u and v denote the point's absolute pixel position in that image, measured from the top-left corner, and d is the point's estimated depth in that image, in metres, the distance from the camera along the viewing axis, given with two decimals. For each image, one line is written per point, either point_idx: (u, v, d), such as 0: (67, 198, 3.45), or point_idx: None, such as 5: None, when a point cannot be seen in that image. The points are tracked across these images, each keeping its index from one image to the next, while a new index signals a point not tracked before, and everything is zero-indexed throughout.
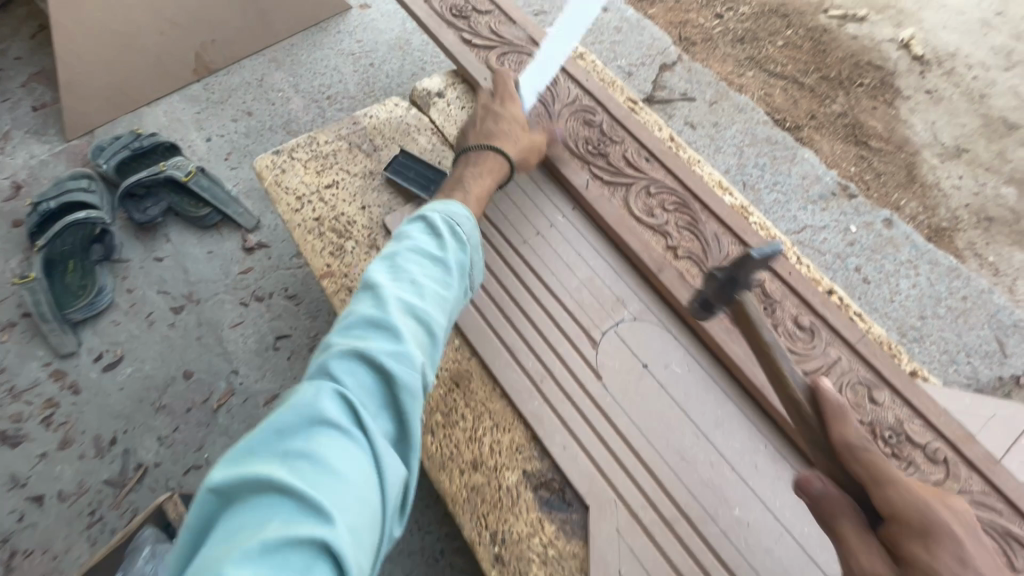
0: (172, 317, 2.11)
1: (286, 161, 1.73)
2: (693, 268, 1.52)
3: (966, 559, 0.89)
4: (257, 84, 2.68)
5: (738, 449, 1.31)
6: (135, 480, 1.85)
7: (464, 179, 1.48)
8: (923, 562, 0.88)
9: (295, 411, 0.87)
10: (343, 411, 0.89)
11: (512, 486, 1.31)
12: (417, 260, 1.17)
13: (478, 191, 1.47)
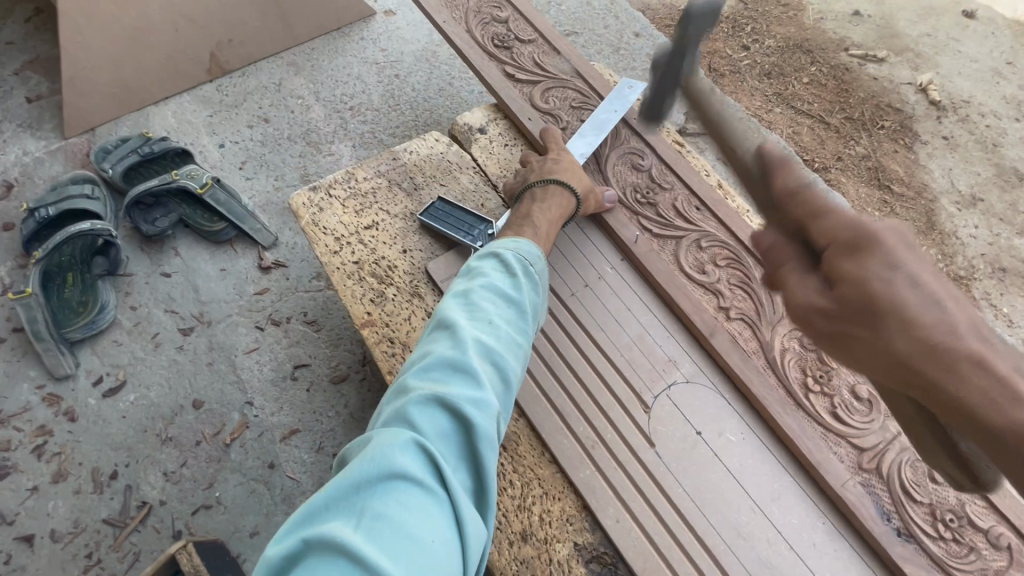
0: (180, 339, 1.97)
1: (324, 199, 1.61)
2: (745, 331, 1.48)
3: (894, 254, 0.80)
4: (274, 89, 2.54)
5: (795, 525, 1.27)
6: (138, 519, 1.70)
7: (531, 215, 1.44)
8: (826, 237, 0.85)
9: (374, 462, 0.77)
10: (420, 466, 0.79)
11: (563, 559, 1.24)
12: (492, 297, 1.09)
13: (547, 226, 1.43)
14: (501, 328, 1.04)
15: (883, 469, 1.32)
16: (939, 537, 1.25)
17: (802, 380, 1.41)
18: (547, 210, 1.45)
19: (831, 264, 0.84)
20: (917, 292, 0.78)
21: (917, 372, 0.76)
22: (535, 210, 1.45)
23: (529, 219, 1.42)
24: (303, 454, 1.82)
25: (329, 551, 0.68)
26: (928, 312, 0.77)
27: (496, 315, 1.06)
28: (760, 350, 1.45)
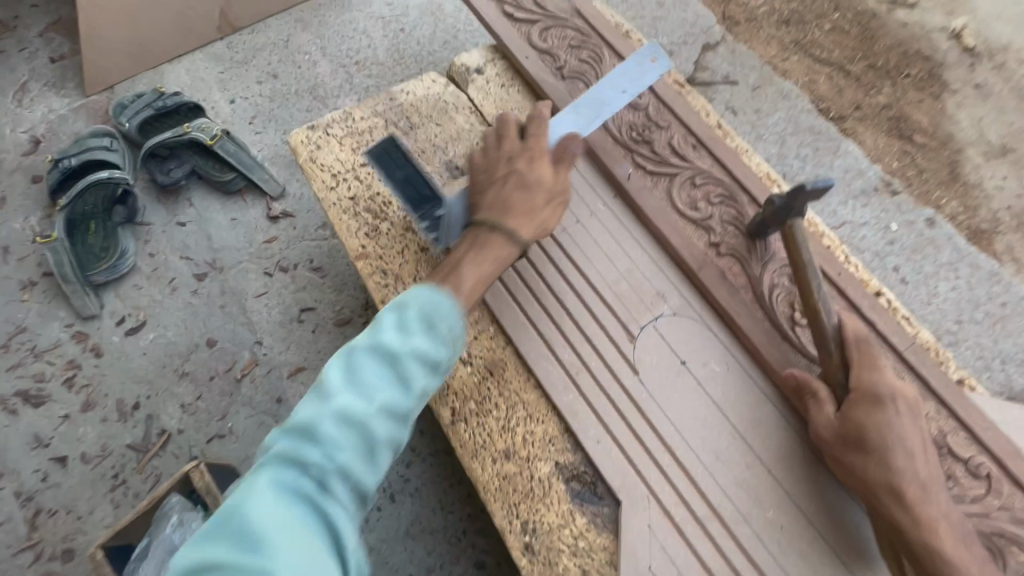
0: (195, 283, 2.08)
1: (321, 137, 1.65)
2: (735, 266, 1.45)
3: (903, 435, 1.15)
4: (283, 45, 2.58)
5: (774, 450, 1.28)
6: (158, 446, 1.85)
7: (460, 261, 1.26)
8: (858, 419, 1.18)
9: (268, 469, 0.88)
10: (300, 481, 0.87)
11: (544, 477, 1.28)
12: (419, 338, 1.02)
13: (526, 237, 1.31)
14: (415, 375, 0.99)
15: None
16: None
17: (790, 315, 1.39)
18: (484, 260, 1.27)
19: (852, 411, 1.20)
20: (904, 448, 1.15)
21: (880, 500, 1.14)
22: (465, 258, 1.26)
23: (455, 270, 1.24)
24: (309, 390, 1.92)
25: (212, 542, 0.80)
26: (907, 477, 1.13)
27: (415, 358, 1.00)
28: (749, 285, 1.42)
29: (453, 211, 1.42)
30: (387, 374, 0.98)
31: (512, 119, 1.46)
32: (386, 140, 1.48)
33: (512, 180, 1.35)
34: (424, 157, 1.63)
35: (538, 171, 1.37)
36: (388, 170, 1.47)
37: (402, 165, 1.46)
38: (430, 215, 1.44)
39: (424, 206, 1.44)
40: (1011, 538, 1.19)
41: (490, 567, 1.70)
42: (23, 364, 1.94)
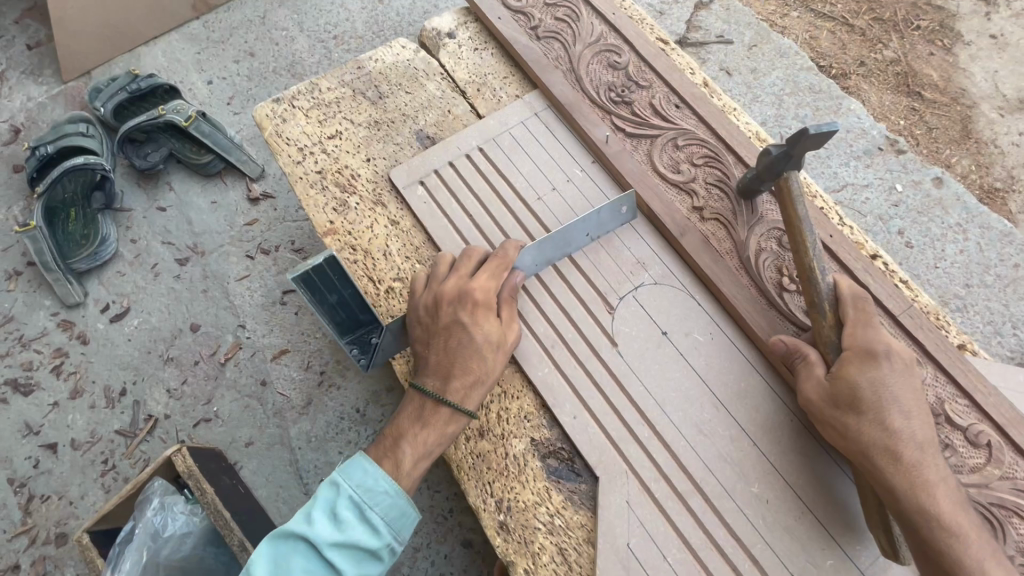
0: (177, 269, 2.06)
1: (287, 110, 1.60)
2: (719, 231, 1.37)
3: (896, 395, 1.06)
4: (259, 22, 2.51)
5: (760, 422, 1.20)
6: (146, 431, 1.85)
7: (402, 437, 1.13)
8: (852, 377, 1.08)
9: None
10: None
11: (518, 454, 1.23)
12: (387, 490, 1.06)
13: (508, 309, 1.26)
14: (382, 533, 1.04)
15: None
16: None
17: (778, 280, 1.30)
18: (424, 436, 1.13)
19: (845, 368, 1.10)
20: (900, 408, 1.05)
21: (875, 465, 1.03)
22: (407, 432, 1.13)
23: (396, 446, 1.12)
24: (293, 372, 1.91)
25: None
26: (904, 440, 1.03)
27: (382, 517, 1.05)
28: (733, 250, 1.35)
29: (390, 340, 1.27)
30: (356, 526, 1.02)
31: (479, 250, 1.31)
32: (323, 256, 1.22)
33: (471, 321, 1.20)
34: (394, 128, 1.57)
35: (487, 328, 1.21)
36: (319, 291, 1.22)
37: (335, 285, 1.22)
38: (362, 340, 1.25)
39: (356, 330, 1.25)
40: (1013, 509, 1.11)
41: (477, 545, 1.68)
42: (12, 353, 1.95)
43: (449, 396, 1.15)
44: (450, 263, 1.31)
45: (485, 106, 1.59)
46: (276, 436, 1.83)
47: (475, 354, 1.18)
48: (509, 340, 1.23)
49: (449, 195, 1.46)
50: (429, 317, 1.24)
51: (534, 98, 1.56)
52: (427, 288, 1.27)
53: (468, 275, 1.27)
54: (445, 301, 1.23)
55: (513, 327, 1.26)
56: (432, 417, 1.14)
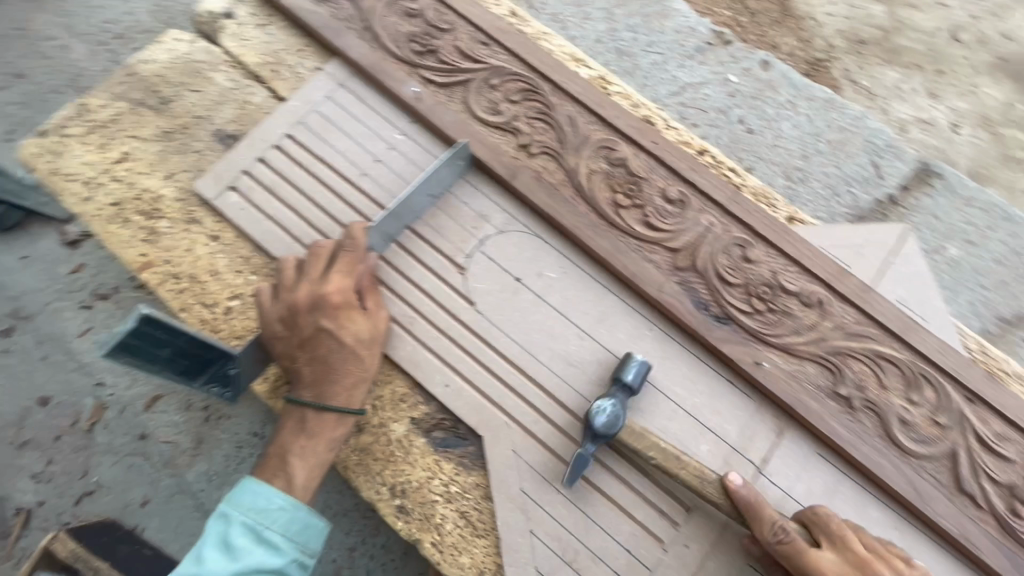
0: (3, 342, 1.80)
1: (58, 141, 1.38)
2: (551, 164, 1.35)
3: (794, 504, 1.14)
4: (19, 36, 2.12)
5: (623, 341, 1.23)
6: (21, 525, 1.66)
7: (289, 453, 1.06)
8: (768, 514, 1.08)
9: None
10: None
11: (401, 437, 1.20)
12: (282, 505, 1.00)
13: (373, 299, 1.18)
14: (284, 549, 0.98)
15: (698, 263, 1.28)
16: (754, 311, 1.25)
17: (613, 199, 1.32)
18: (314, 448, 1.07)
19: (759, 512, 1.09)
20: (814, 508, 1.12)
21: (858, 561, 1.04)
22: (292, 446, 1.07)
23: (284, 464, 1.06)
24: (173, 415, 1.76)
25: None
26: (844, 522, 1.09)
27: (282, 534, 0.99)
28: (567, 179, 1.34)
29: (251, 364, 1.15)
30: (254, 551, 0.97)
31: (327, 244, 1.19)
32: (135, 316, 0.97)
33: (336, 326, 1.12)
34: (189, 133, 1.40)
35: (355, 327, 1.13)
36: (145, 350, 1.02)
37: (164, 339, 1.02)
38: (219, 374, 1.12)
39: (206, 367, 1.10)
40: (848, 352, 1.23)
41: None
42: None
43: (331, 402, 1.09)
44: (296, 267, 1.18)
45: (285, 87, 1.43)
46: (173, 486, 1.71)
47: (350, 356, 1.11)
48: (382, 330, 1.17)
49: (267, 193, 1.33)
50: (284, 329, 1.13)
51: (334, 67, 1.43)
52: (280, 298, 1.15)
53: (321, 276, 1.16)
54: (302, 311, 1.12)
55: (382, 315, 1.19)
56: (318, 426, 1.08)
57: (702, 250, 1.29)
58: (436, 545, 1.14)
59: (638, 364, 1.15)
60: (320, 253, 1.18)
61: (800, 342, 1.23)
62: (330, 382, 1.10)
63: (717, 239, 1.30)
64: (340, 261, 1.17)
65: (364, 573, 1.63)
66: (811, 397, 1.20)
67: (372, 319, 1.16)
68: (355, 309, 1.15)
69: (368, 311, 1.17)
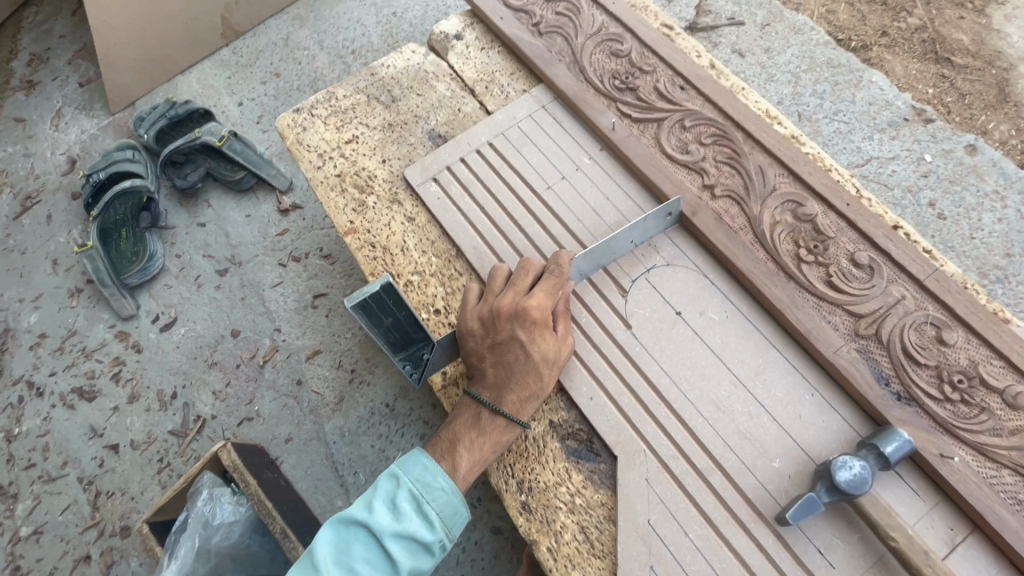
0: (218, 279, 2.20)
1: (307, 119, 1.68)
2: (732, 208, 1.38)
3: None
4: (283, 44, 2.65)
5: (780, 400, 1.19)
6: (195, 430, 1.99)
7: (459, 442, 1.16)
8: None
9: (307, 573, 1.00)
10: None
11: (538, 436, 1.27)
12: (443, 487, 1.08)
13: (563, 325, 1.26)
14: (436, 527, 1.06)
15: (883, 334, 1.21)
16: (944, 399, 1.15)
17: (795, 252, 1.31)
18: (480, 443, 1.15)
19: None
20: None
21: None
22: (464, 437, 1.16)
23: (453, 452, 1.14)
24: (326, 370, 2.01)
25: None
26: None
27: (437, 511, 1.07)
28: (748, 226, 1.35)
29: (440, 354, 1.30)
30: (413, 518, 1.05)
31: (536, 264, 1.30)
32: (380, 282, 1.21)
33: (527, 339, 1.20)
34: (406, 128, 1.64)
35: (543, 346, 1.21)
36: (375, 315, 1.23)
37: (391, 309, 1.23)
38: (415, 356, 1.28)
39: (408, 346, 1.27)
40: None
41: (506, 532, 1.72)
42: (77, 363, 2.13)
43: (504, 407, 1.17)
44: (505, 278, 1.31)
45: (493, 103, 1.64)
46: (312, 431, 1.94)
47: (532, 370, 1.19)
48: (563, 356, 1.24)
49: (461, 189, 1.52)
50: (481, 329, 1.25)
51: (540, 91, 1.61)
52: (483, 303, 1.27)
53: (524, 291, 1.27)
54: (502, 316, 1.23)
55: (568, 343, 1.26)
56: (489, 426, 1.17)
57: (889, 321, 1.22)
58: (551, 551, 1.16)
59: (859, 468, 1.02)
60: (529, 271, 1.29)
61: (998, 444, 1.11)
62: (510, 390, 1.19)
63: (908, 313, 1.22)
64: (544, 281, 1.27)
65: (454, 562, 1.70)
66: (1006, 509, 1.05)
67: (558, 345, 1.24)
68: (547, 330, 1.23)
69: (557, 334, 1.24)
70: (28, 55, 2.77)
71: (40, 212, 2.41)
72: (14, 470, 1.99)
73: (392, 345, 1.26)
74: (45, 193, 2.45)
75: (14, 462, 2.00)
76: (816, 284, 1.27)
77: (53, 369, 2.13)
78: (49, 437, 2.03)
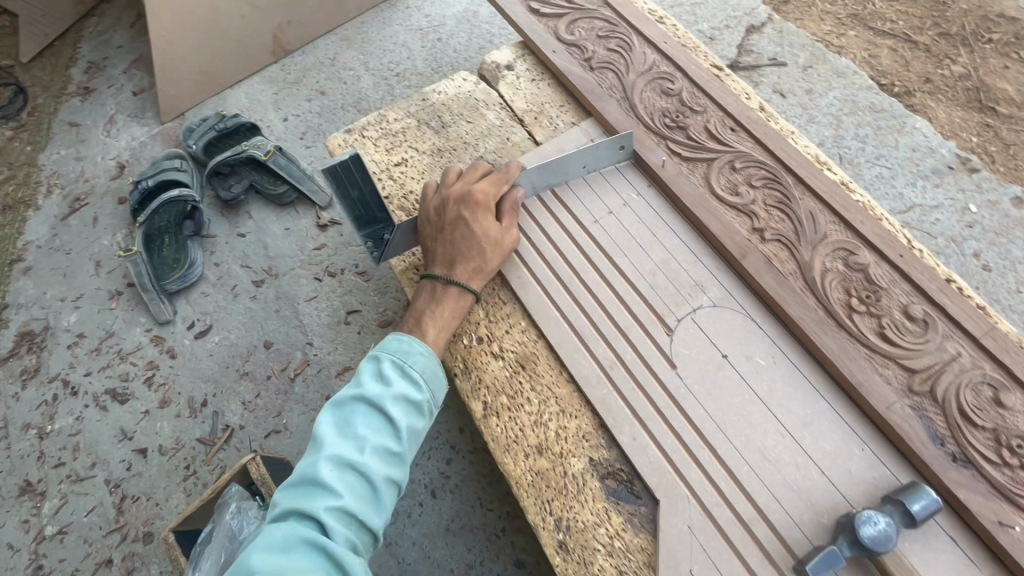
0: (254, 289, 2.24)
1: (357, 140, 1.72)
2: (782, 252, 1.37)
3: None
4: (330, 64, 2.73)
5: (829, 452, 1.17)
6: (223, 439, 2.00)
7: (423, 315, 1.29)
8: None
9: (312, 459, 1.03)
10: (337, 467, 1.02)
11: (577, 473, 1.25)
12: (421, 351, 1.19)
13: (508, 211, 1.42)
14: (422, 385, 1.15)
15: (937, 392, 1.19)
16: (1002, 463, 1.12)
17: (847, 301, 1.30)
18: (441, 314, 1.29)
19: None
20: None
21: None
22: (426, 310, 1.30)
23: (419, 324, 1.27)
24: None
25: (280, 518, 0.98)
26: None
27: (420, 373, 1.16)
28: (798, 271, 1.34)
29: (400, 239, 1.46)
30: (400, 381, 1.13)
31: (484, 165, 1.49)
32: (348, 155, 1.41)
33: (471, 217, 1.36)
34: (455, 154, 1.67)
35: (487, 225, 1.36)
36: (343, 185, 1.40)
37: (357, 182, 1.40)
38: (377, 236, 1.44)
39: (371, 225, 1.43)
40: None
41: (530, 566, 1.70)
42: (112, 364, 2.17)
43: (456, 278, 1.32)
44: (456, 176, 1.47)
45: (542, 133, 1.66)
46: None
47: (477, 244, 1.34)
48: (507, 238, 1.39)
49: None
50: (435, 215, 1.40)
51: (589, 125, 1.63)
52: (438, 193, 1.44)
53: (472, 182, 1.44)
54: (451, 202, 1.39)
55: (513, 231, 1.41)
56: (445, 296, 1.31)
57: (944, 379, 1.20)
58: None
59: (883, 524, 1.01)
60: (476, 169, 1.47)
61: None
62: (461, 263, 1.33)
63: (963, 371, 1.20)
64: (491, 176, 1.45)
65: None
66: None
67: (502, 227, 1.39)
68: (490, 212, 1.38)
69: (501, 219, 1.40)
70: (86, 63, 2.89)
71: (87, 214, 2.48)
72: (44, 468, 2.02)
73: (357, 219, 1.41)
74: (92, 196, 2.53)
75: (44, 460, 2.03)
76: (868, 336, 1.25)
77: (88, 369, 2.17)
78: (80, 437, 2.06)
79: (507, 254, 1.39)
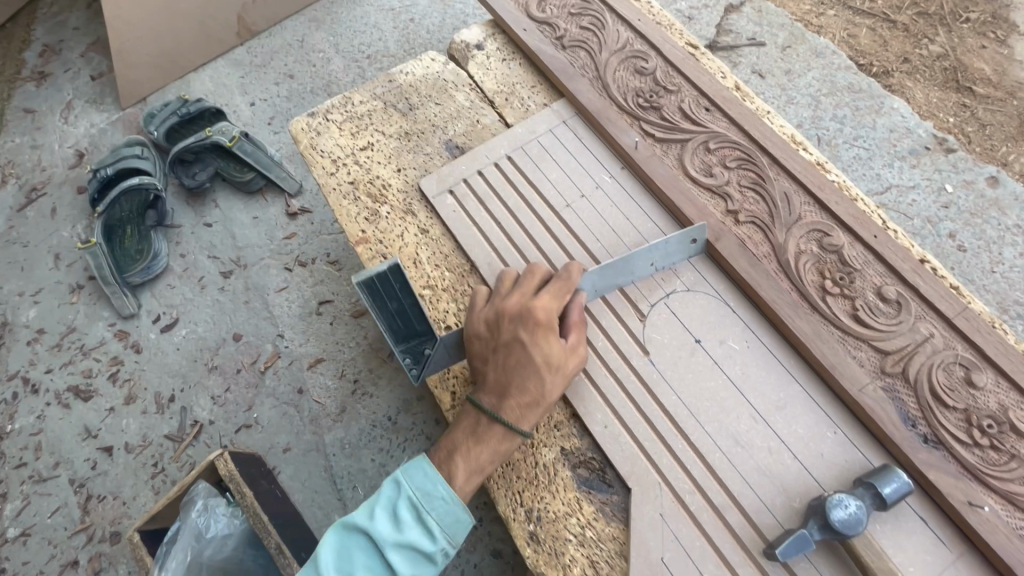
0: (222, 281, 2.17)
1: (322, 124, 1.65)
2: (756, 234, 1.35)
3: None
4: (298, 46, 2.63)
5: (801, 436, 1.15)
6: (192, 436, 1.95)
7: (456, 450, 1.09)
8: None
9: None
10: None
11: (549, 463, 1.22)
12: (444, 497, 1.03)
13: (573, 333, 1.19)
14: (437, 537, 1.02)
15: (910, 373, 1.17)
16: (972, 444, 1.12)
17: (820, 284, 1.28)
18: (477, 452, 1.09)
19: None
20: None
21: None
22: (460, 444, 1.10)
23: (449, 459, 1.08)
24: (328, 379, 1.98)
25: None
26: None
27: (437, 522, 1.02)
28: (773, 254, 1.32)
29: (443, 353, 1.26)
30: (413, 528, 1.01)
31: (544, 269, 1.27)
32: (388, 263, 1.27)
33: (530, 341, 1.14)
34: (423, 138, 1.61)
35: (547, 347, 1.14)
36: (380, 297, 1.27)
37: (397, 293, 1.27)
38: (416, 350, 1.27)
39: (410, 339, 1.28)
40: None
41: (507, 556, 1.68)
42: (74, 361, 2.09)
43: (503, 413, 1.11)
44: (513, 281, 1.27)
45: (513, 115, 1.61)
46: (312, 443, 1.89)
47: (534, 373, 1.12)
48: (569, 364, 1.15)
49: (478, 203, 1.48)
50: (487, 329, 1.20)
51: (561, 106, 1.58)
52: (490, 302, 1.23)
53: (531, 293, 1.22)
54: (506, 317, 1.18)
55: (579, 352, 1.18)
56: (487, 434, 1.10)
57: (916, 360, 1.18)
58: None
59: (853, 508, 1.00)
60: (535, 273, 1.26)
61: None
62: (508, 391, 1.12)
63: (936, 352, 1.19)
64: (552, 285, 1.23)
65: None
66: None
67: (566, 353, 1.16)
68: (552, 334, 1.15)
69: (564, 342, 1.17)
70: (40, 45, 2.75)
71: (45, 205, 2.38)
72: (4, 469, 1.94)
73: (393, 332, 1.27)
74: (50, 185, 2.42)
75: (4, 460, 1.95)
76: (841, 318, 1.23)
77: (49, 366, 2.09)
78: (41, 436, 1.98)
79: (569, 379, 1.16)
